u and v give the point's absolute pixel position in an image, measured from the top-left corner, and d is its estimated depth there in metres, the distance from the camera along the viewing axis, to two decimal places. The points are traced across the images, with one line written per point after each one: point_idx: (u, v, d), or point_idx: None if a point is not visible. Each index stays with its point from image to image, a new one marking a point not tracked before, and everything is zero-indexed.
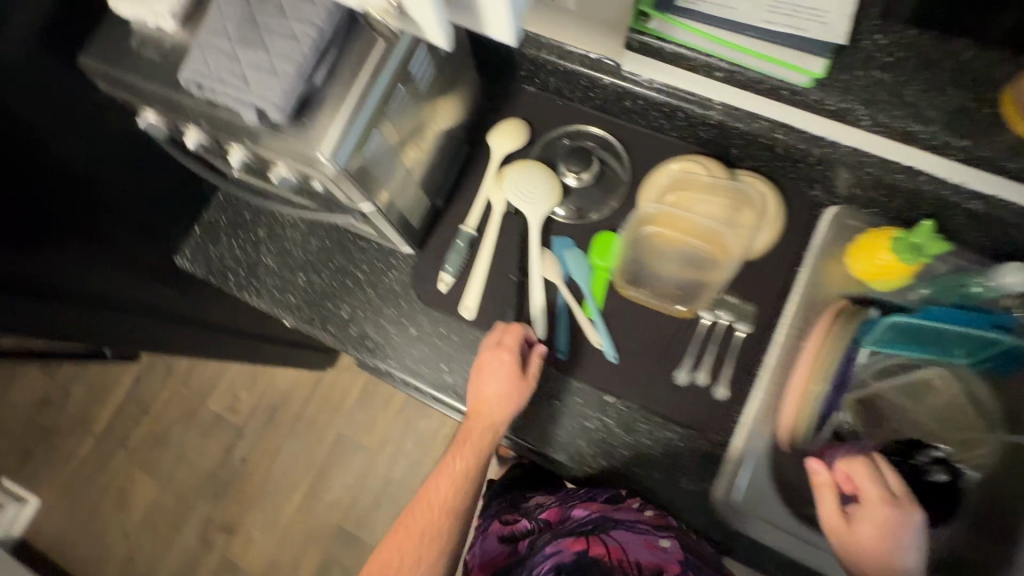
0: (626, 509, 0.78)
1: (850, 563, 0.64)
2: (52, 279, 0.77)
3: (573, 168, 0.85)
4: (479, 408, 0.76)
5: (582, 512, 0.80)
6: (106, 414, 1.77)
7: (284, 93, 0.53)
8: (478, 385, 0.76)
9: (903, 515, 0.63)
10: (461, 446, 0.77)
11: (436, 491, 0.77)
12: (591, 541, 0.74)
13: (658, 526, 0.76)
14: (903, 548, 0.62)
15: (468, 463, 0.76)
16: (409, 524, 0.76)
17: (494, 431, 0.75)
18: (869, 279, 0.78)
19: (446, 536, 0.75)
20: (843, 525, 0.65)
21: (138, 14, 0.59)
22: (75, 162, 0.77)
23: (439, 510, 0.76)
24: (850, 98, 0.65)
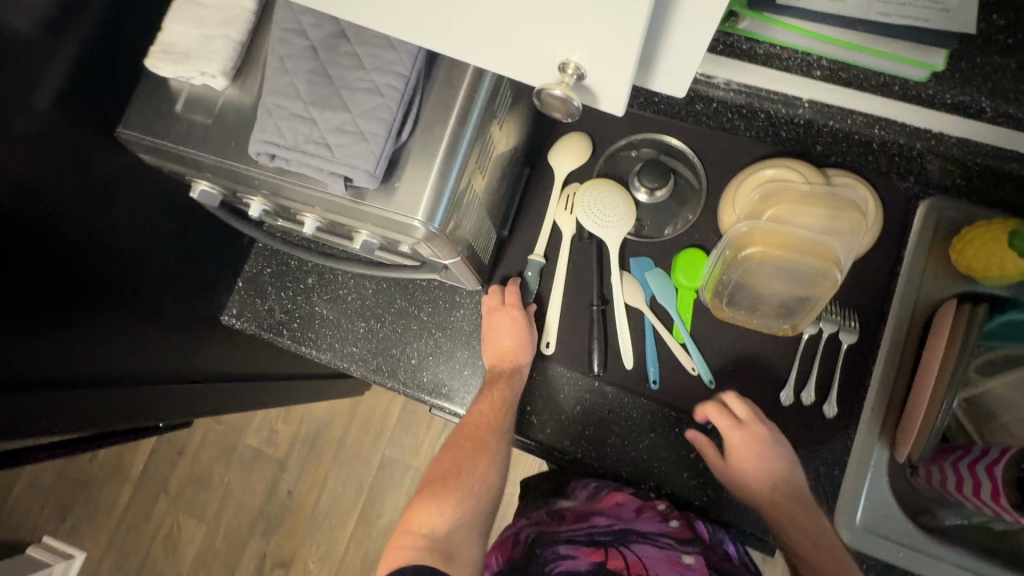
0: (650, 519, 0.69)
1: (739, 493, 0.70)
2: (99, 369, 0.67)
3: (648, 184, 0.78)
4: (498, 357, 0.75)
5: (601, 517, 0.69)
6: (130, 468, 1.53)
7: (373, 156, 0.46)
8: (491, 339, 0.75)
9: (755, 435, 0.69)
10: (491, 382, 0.73)
11: (476, 416, 0.71)
12: (608, 552, 0.63)
13: (682, 541, 0.66)
14: (770, 462, 0.68)
15: (507, 390, 0.72)
16: (454, 450, 0.70)
17: (521, 373, 0.74)
18: (975, 274, 0.71)
19: (499, 453, 0.70)
20: (721, 461, 0.71)
21: (180, 75, 0.52)
22: (120, 237, 0.67)
23: (486, 432, 0.70)
24: (971, 90, 0.57)
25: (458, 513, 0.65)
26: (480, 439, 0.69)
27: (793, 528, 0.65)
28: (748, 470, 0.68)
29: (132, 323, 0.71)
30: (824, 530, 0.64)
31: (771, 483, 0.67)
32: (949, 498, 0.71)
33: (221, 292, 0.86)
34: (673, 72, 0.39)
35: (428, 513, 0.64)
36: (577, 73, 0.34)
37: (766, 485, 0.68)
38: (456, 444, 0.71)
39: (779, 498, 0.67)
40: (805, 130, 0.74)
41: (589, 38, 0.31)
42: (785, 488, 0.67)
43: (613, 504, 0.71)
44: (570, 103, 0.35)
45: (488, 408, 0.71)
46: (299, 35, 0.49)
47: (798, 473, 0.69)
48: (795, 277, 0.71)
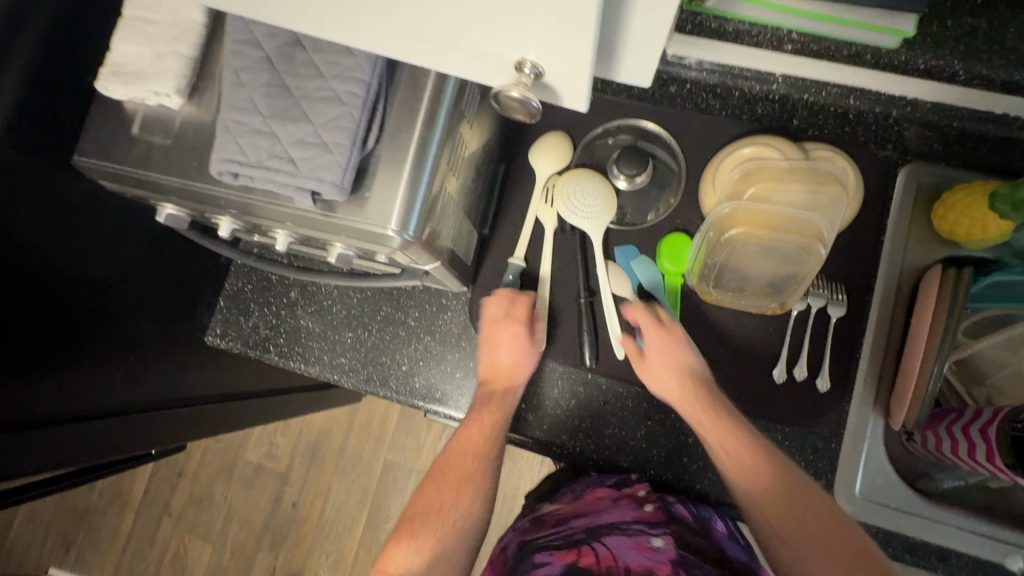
0: (624, 506, 0.71)
1: (652, 386, 0.71)
2: (75, 405, 0.65)
3: (627, 170, 0.77)
4: (494, 373, 0.73)
5: (579, 517, 0.71)
6: (127, 492, 1.52)
7: (340, 168, 0.45)
8: (490, 352, 0.73)
9: (673, 333, 0.71)
10: (484, 403, 0.73)
11: (463, 444, 0.71)
12: (580, 550, 0.66)
13: (653, 525, 0.68)
14: (681, 355, 0.70)
15: (496, 413, 0.72)
16: (435, 482, 0.71)
17: (514, 392, 0.73)
18: (958, 238, 0.71)
19: (483, 483, 0.70)
20: (636, 356, 0.72)
21: (133, 96, 0.50)
22: (90, 267, 0.65)
23: (471, 460, 0.70)
24: (944, 53, 0.57)
25: (438, 552, 0.67)
26: (466, 469, 0.70)
27: (706, 426, 0.67)
28: (657, 374, 0.70)
29: (110, 353, 0.69)
30: (738, 428, 0.66)
31: (680, 376, 0.69)
32: (945, 461, 0.71)
33: (202, 311, 0.84)
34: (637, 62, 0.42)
35: (406, 553, 0.66)
36: (534, 71, 0.34)
37: (676, 374, 0.70)
38: (439, 476, 0.71)
39: (686, 387, 0.69)
40: (779, 105, 0.73)
41: (547, 35, 0.30)
42: (692, 381, 0.69)
43: (594, 501, 0.73)
44: (529, 103, 0.35)
45: (476, 434, 0.71)
46: (252, 45, 0.47)
47: (705, 368, 0.71)
48: (780, 256, 0.71)
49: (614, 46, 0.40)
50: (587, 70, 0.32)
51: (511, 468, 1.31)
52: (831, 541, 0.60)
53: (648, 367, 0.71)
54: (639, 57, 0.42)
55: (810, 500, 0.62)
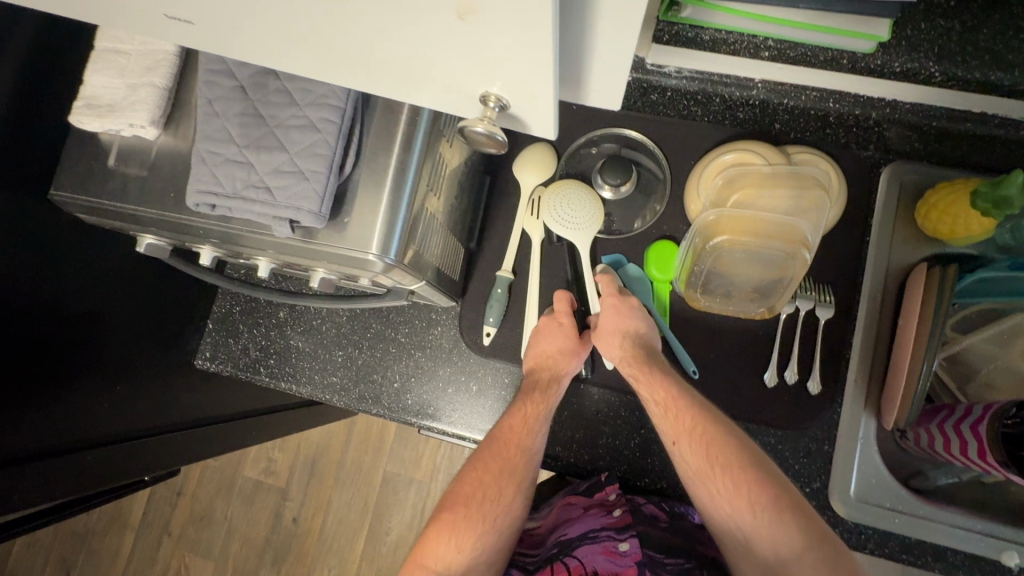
0: (593, 514, 0.69)
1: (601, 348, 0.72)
2: (64, 437, 0.64)
3: (612, 180, 0.76)
4: (540, 362, 0.72)
5: (553, 533, 0.71)
6: (127, 513, 1.51)
7: (317, 196, 0.45)
8: (537, 342, 0.73)
9: (628, 303, 0.72)
10: (529, 392, 0.71)
11: (507, 434, 0.69)
12: (553, 567, 0.66)
13: (621, 529, 0.66)
14: (631, 323, 0.71)
15: (542, 404, 0.70)
16: (480, 473, 0.68)
17: (560, 383, 0.72)
18: (942, 236, 0.71)
19: (526, 477, 0.69)
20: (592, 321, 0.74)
21: (108, 129, 0.49)
22: (73, 296, 0.64)
23: (514, 452, 0.68)
24: (920, 56, 0.57)
25: (477, 549, 0.64)
26: (511, 460, 0.68)
27: (643, 384, 0.68)
28: (606, 339, 0.71)
29: (99, 382, 0.69)
30: (667, 384, 0.67)
31: (626, 338, 0.71)
32: (939, 458, 0.72)
33: (190, 335, 0.83)
34: (605, 88, 0.44)
35: (446, 547, 0.63)
36: (499, 104, 0.34)
37: (625, 337, 0.71)
38: (479, 468, 0.68)
39: (630, 348, 0.71)
40: (760, 110, 0.74)
41: (517, 67, 0.30)
42: (636, 344, 0.71)
43: (567, 509, 0.72)
44: (495, 136, 0.35)
45: (520, 424, 0.69)
46: (225, 76, 0.47)
47: (655, 335, 0.72)
48: (765, 262, 0.71)
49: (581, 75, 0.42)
50: (551, 101, 0.33)
51: None
52: (743, 480, 0.61)
53: (597, 332, 0.72)
54: (607, 83, 0.43)
55: (730, 445, 0.63)
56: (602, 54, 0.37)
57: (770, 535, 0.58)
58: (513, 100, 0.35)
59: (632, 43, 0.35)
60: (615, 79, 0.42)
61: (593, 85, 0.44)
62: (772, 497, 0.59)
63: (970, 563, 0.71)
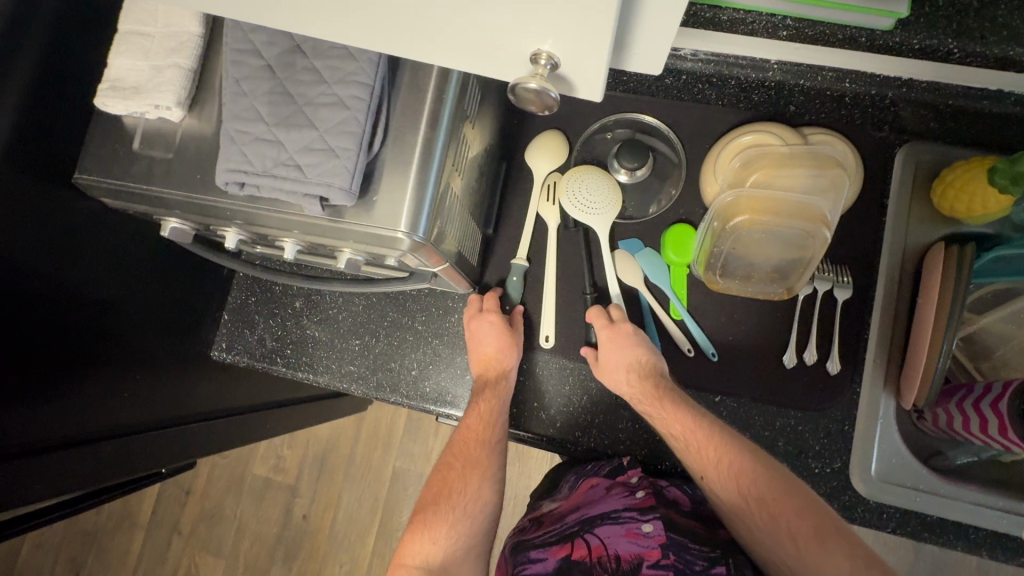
0: (618, 495, 0.68)
1: (611, 385, 0.71)
2: (81, 428, 0.63)
3: (628, 164, 0.77)
4: (483, 366, 0.74)
5: (575, 511, 0.70)
6: (139, 511, 1.51)
7: (348, 172, 0.45)
8: (474, 347, 0.74)
9: (626, 332, 0.72)
10: (478, 392, 0.73)
11: (466, 434, 0.71)
12: (574, 543, 0.65)
13: (645, 511, 0.65)
14: (630, 352, 0.70)
15: (492, 399, 0.72)
16: (446, 472, 0.70)
17: (507, 377, 0.74)
18: (958, 215, 0.71)
19: (490, 469, 0.70)
20: (595, 361, 0.73)
21: (133, 111, 0.49)
22: (93, 287, 0.63)
23: (475, 447, 0.70)
24: (939, 32, 0.57)
25: (449, 542, 0.65)
26: (471, 456, 0.70)
27: (658, 420, 0.68)
28: (611, 375, 0.71)
29: (116, 372, 0.68)
30: (683, 417, 0.67)
31: (628, 370, 0.70)
32: (958, 437, 0.72)
33: (206, 326, 0.83)
34: (645, 67, 0.43)
35: (421, 544, 0.64)
36: (550, 63, 0.33)
37: (631, 372, 0.70)
38: (445, 469, 0.71)
39: (635, 380, 0.70)
40: (775, 92, 0.74)
41: (566, 23, 0.29)
42: (640, 373, 0.70)
43: (588, 491, 0.72)
44: (546, 94, 0.34)
45: (476, 421, 0.71)
46: (253, 55, 0.47)
47: (657, 359, 0.72)
48: (785, 241, 0.71)
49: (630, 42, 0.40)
50: (603, 60, 0.32)
51: (520, 469, 1.29)
52: (778, 512, 0.60)
53: (603, 370, 0.72)
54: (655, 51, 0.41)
55: (759, 475, 0.62)
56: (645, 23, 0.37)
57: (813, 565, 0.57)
58: (564, 59, 0.33)
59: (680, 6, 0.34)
60: (652, 56, 0.42)
61: (630, 65, 0.44)
62: (806, 523, 0.59)
63: (991, 542, 0.71)
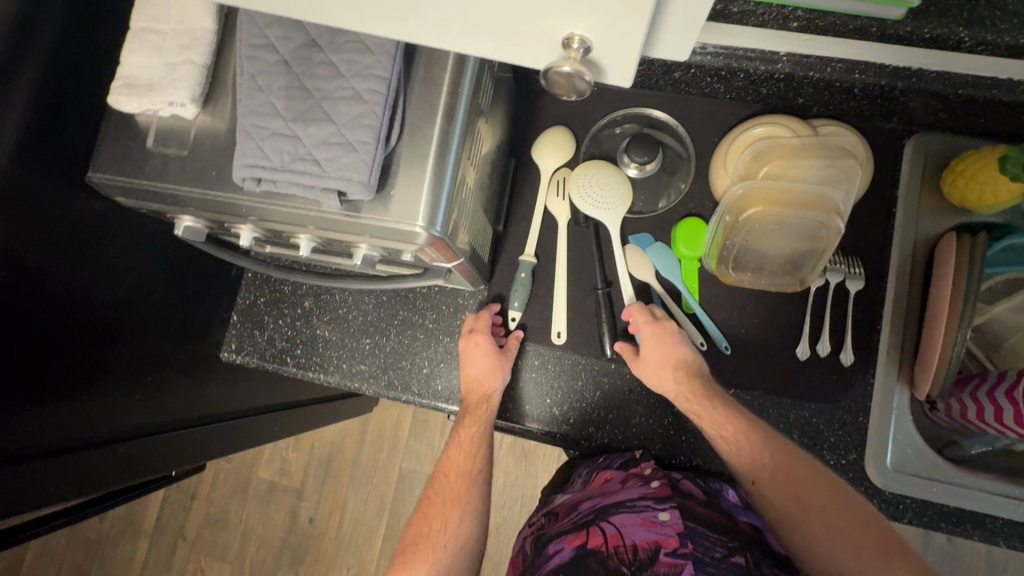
0: (633, 485, 0.68)
1: (652, 383, 0.71)
2: (89, 432, 0.62)
3: (637, 158, 0.77)
4: (468, 388, 0.74)
5: (589, 500, 0.70)
6: (145, 517, 1.50)
7: (366, 166, 0.44)
8: (462, 368, 0.74)
9: (670, 331, 0.71)
10: (462, 417, 0.73)
11: (448, 464, 0.72)
12: (589, 532, 0.64)
13: (660, 500, 0.65)
14: (677, 351, 0.70)
15: (473, 426, 0.71)
16: (427, 508, 0.69)
17: (490, 400, 0.73)
18: (969, 205, 0.71)
19: (470, 502, 0.69)
20: (634, 358, 0.72)
21: (147, 108, 0.49)
22: (103, 291, 0.63)
23: (456, 480, 0.71)
24: (950, 21, 0.57)
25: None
26: (453, 487, 0.70)
27: (706, 423, 0.67)
28: (655, 374, 0.70)
29: (125, 375, 0.67)
30: (736, 420, 0.66)
31: (675, 369, 0.70)
32: (972, 426, 0.71)
33: (216, 327, 0.83)
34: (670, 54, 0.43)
35: None
36: (583, 46, 0.33)
37: (678, 371, 0.70)
38: (428, 503, 0.70)
39: (682, 380, 0.69)
40: (784, 84, 0.74)
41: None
42: (686, 373, 0.70)
43: (602, 484, 0.71)
44: (579, 78, 0.34)
45: (458, 451, 0.71)
46: (268, 50, 0.47)
47: (699, 359, 0.71)
48: (797, 233, 0.70)
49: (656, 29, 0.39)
50: (638, 42, 0.32)
51: (528, 468, 1.29)
52: (839, 523, 0.59)
53: (646, 368, 0.71)
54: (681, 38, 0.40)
55: (817, 483, 0.62)
56: (674, 9, 0.37)
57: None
58: (594, 43, 0.33)
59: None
60: (681, 44, 0.41)
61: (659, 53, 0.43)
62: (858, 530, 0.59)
63: (1010, 531, 0.71)
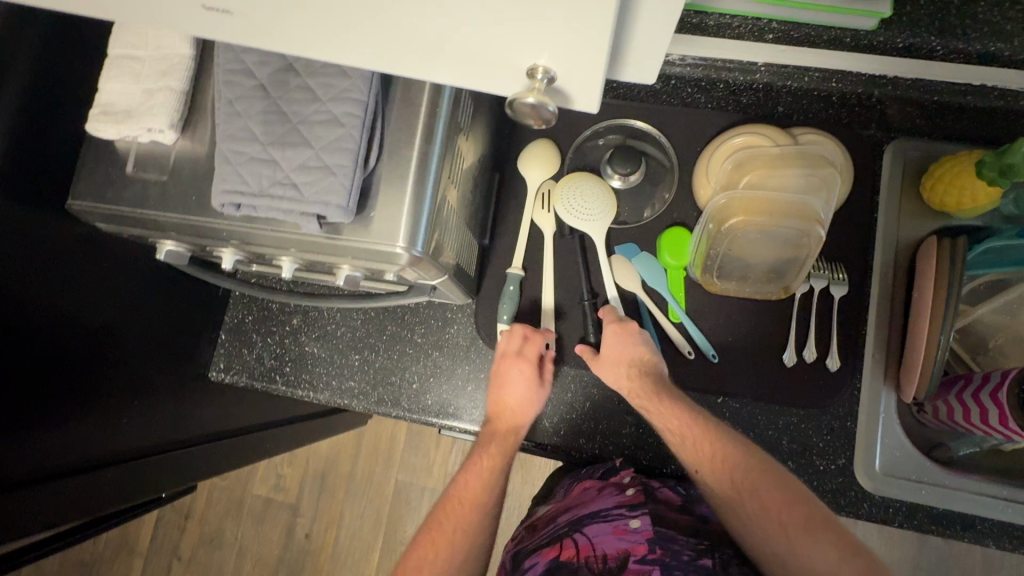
0: (609, 494, 0.68)
1: (608, 378, 0.71)
2: (75, 457, 0.62)
3: (621, 170, 0.77)
4: (499, 411, 0.73)
5: (566, 512, 0.69)
6: (139, 539, 1.48)
7: (345, 190, 0.45)
8: (500, 389, 0.72)
9: (630, 333, 0.72)
10: (486, 442, 0.71)
11: (461, 489, 0.69)
12: (562, 544, 0.65)
13: (634, 507, 0.65)
14: (637, 350, 0.71)
15: (497, 457, 0.70)
16: (432, 534, 0.66)
17: (518, 433, 0.72)
18: (949, 209, 0.72)
19: (478, 535, 0.66)
20: (592, 356, 0.73)
21: (126, 135, 0.49)
22: (90, 314, 0.63)
23: (468, 509, 0.68)
24: (922, 30, 0.58)
25: None
26: (464, 521, 0.67)
27: (654, 414, 0.67)
28: (609, 368, 0.71)
29: (112, 398, 0.67)
30: (680, 412, 0.66)
31: (628, 363, 0.70)
32: (958, 427, 0.72)
33: (203, 347, 0.82)
34: (640, 70, 0.43)
35: None
36: (547, 76, 0.34)
37: (636, 367, 0.70)
38: (435, 528, 0.67)
39: (635, 375, 0.70)
40: (764, 94, 0.74)
41: (566, 30, 0.30)
42: (640, 369, 0.70)
43: (581, 493, 0.71)
44: (544, 108, 0.34)
45: (476, 478, 0.69)
46: (245, 75, 0.47)
47: (658, 359, 0.71)
48: (778, 241, 0.71)
49: (625, 47, 0.40)
50: (601, 72, 0.33)
51: (524, 477, 1.28)
52: (773, 504, 0.60)
53: (602, 363, 0.72)
54: (650, 55, 0.41)
55: (752, 468, 0.62)
56: (641, 29, 0.37)
57: (812, 558, 0.57)
58: (561, 70, 0.34)
59: (667, 35, 0.38)
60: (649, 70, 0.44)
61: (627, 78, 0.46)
62: (797, 515, 0.59)
63: (999, 531, 0.71)
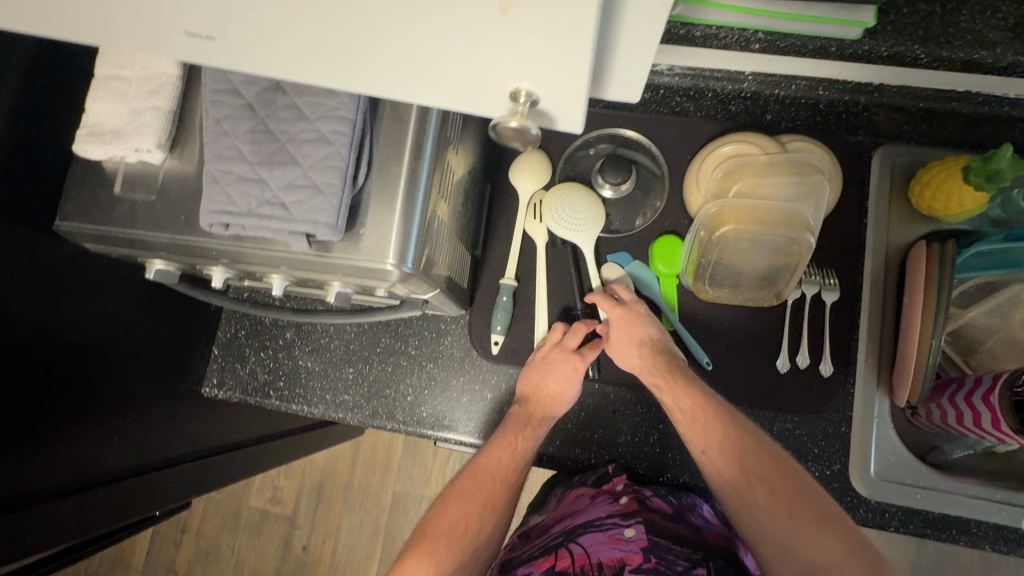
0: (603, 502, 0.68)
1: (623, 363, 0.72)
2: (67, 477, 0.61)
3: (612, 179, 0.77)
4: (535, 393, 0.71)
5: (560, 522, 0.70)
6: (135, 554, 1.47)
7: (333, 208, 0.45)
8: (544, 374, 0.71)
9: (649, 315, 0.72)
10: (518, 420, 0.70)
11: (484, 463, 0.68)
12: (557, 554, 0.65)
13: (628, 516, 0.66)
14: (655, 333, 0.71)
15: (527, 440, 0.69)
16: (454, 505, 0.66)
17: (550, 420, 0.71)
18: (939, 214, 0.72)
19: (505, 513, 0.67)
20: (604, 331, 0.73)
21: (112, 155, 0.49)
22: (80, 332, 0.62)
23: (493, 484, 0.67)
24: (906, 39, 0.59)
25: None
26: (489, 498, 0.66)
27: (667, 394, 0.68)
28: (622, 353, 0.72)
29: (104, 416, 0.66)
30: (694, 395, 0.66)
31: (639, 347, 0.71)
32: (952, 431, 0.72)
33: (195, 363, 0.82)
34: (624, 86, 0.44)
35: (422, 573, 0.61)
36: (530, 99, 0.34)
37: (656, 353, 0.70)
38: (456, 498, 0.66)
39: (649, 359, 0.70)
40: (751, 102, 0.75)
41: (548, 52, 0.30)
42: (649, 353, 0.71)
43: (575, 501, 0.72)
44: (527, 131, 0.35)
45: (507, 455, 0.68)
46: (232, 94, 0.47)
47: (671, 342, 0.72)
48: (769, 248, 0.72)
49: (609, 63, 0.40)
50: (583, 93, 0.33)
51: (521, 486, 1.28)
52: (781, 490, 0.60)
53: (614, 347, 0.72)
54: (634, 71, 0.41)
55: (764, 455, 0.62)
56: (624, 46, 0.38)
57: (812, 544, 0.57)
58: (545, 92, 0.34)
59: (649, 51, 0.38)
60: (632, 88, 0.45)
61: (609, 94, 0.47)
62: (807, 504, 0.59)
63: (994, 534, 0.71)
